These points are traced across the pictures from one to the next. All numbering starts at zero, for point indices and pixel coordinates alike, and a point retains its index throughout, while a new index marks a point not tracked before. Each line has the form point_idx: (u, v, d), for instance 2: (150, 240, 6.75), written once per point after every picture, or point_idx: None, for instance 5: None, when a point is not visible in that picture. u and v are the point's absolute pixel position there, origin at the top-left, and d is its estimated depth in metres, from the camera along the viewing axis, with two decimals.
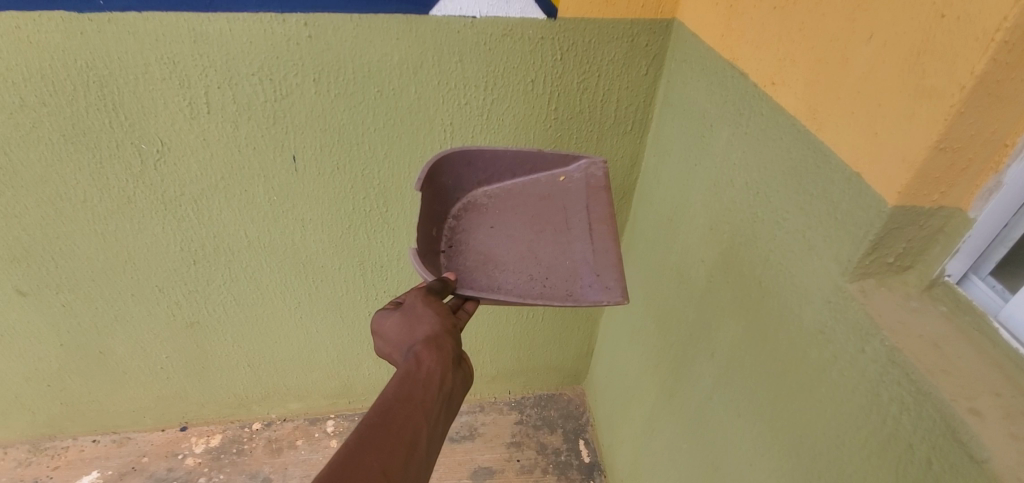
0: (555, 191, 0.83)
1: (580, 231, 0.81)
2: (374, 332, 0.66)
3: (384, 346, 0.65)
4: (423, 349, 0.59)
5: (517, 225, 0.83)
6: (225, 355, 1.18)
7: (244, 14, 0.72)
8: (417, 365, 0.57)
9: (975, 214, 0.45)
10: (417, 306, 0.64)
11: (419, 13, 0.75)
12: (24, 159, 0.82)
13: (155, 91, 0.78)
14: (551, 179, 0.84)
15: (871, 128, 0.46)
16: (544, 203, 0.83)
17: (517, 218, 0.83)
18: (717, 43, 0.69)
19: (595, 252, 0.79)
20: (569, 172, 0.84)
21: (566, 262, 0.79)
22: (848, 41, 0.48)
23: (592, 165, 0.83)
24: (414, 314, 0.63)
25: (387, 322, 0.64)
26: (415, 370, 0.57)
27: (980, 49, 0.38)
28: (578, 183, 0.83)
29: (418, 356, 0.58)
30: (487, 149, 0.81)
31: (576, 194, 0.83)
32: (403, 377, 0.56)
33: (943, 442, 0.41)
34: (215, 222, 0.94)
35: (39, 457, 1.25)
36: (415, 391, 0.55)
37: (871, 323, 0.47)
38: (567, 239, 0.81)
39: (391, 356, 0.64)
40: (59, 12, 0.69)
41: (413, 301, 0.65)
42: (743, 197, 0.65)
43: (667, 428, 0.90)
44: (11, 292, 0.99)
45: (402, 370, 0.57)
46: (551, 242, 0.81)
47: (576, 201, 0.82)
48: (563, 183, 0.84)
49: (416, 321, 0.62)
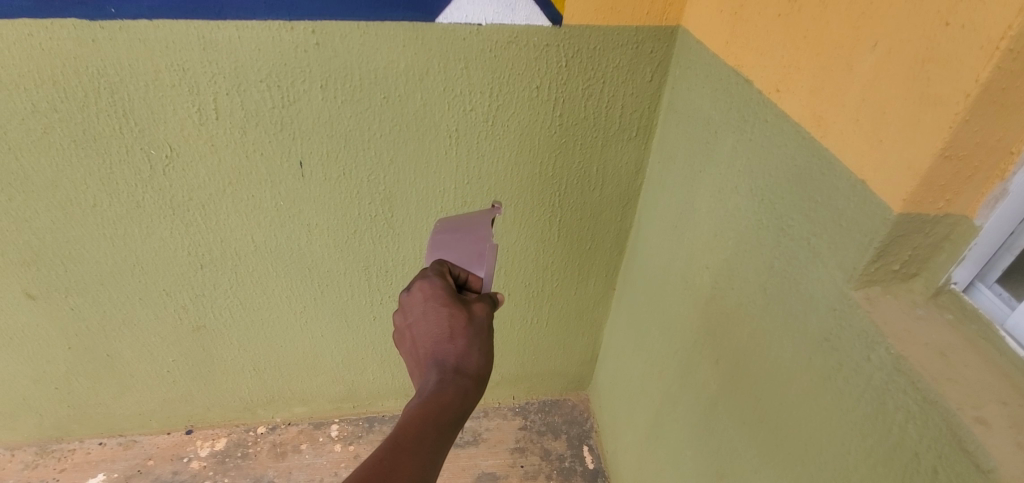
0: None
1: None
2: (424, 307, 0.62)
3: (417, 329, 0.62)
4: (472, 386, 0.57)
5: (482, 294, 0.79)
6: (230, 359, 1.18)
7: (253, 21, 0.73)
8: (462, 399, 0.55)
9: (981, 222, 0.44)
10: (480, 328, 0.62)
11: (425, 21, 0.76)
12: (35, 165, 0.83)
13: (164, 98, 0.79)
14: None
15: (875, 135, 0.47)
16: None
17: None
18: (721, 50, 0.69)
19: None
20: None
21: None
22: (853, 48, 0.48)
23: None
24: (477, 336, 0.60)
25: (447, 320, 0.61)
26: (459, 404, 0.55)
27: (985, 58, 0.38)
28: None
29: (467, 389, 0.56)
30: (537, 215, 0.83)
31: None
32: (446, 404, 0.54)
33: (950, 451, 0.41)
34: (222, 227, 0.95)
35: (46, 459, 1.25)
36: (449, 426, 0.53)
37: (876, 331, 0.47)
38: None
39: (421, 342, 0.61)
40: (71, 19, 0.70)
41: (480, 322, 0.63)
42: (748, 204, 0.65)
43: (672, 435, 0.90)
44: (20, 295, 1.00)
45: (448, 394, 0.55)
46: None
47: None
48: None
49: (478, 344, 0.60)
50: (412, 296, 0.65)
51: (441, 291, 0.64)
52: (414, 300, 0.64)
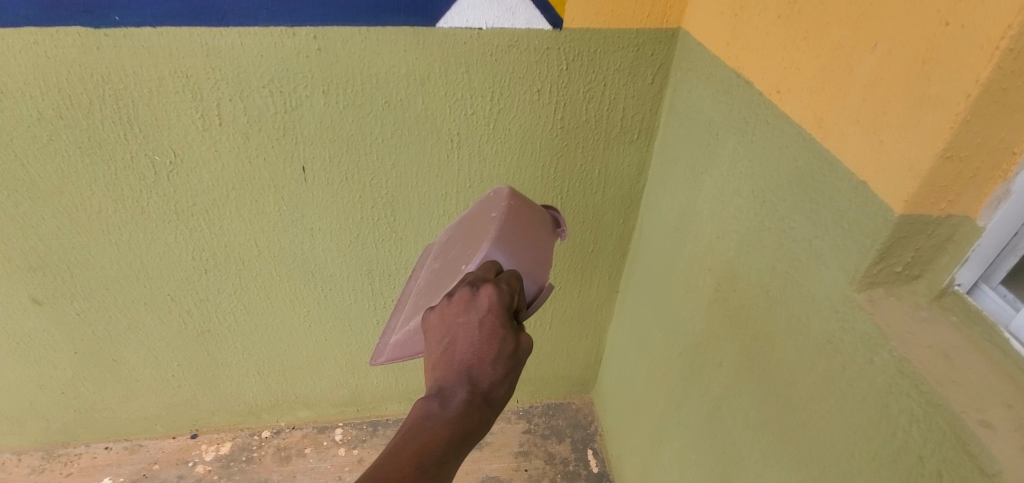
0: None
1: None
2: (483, 317, 0.59)
3: (459, 336, 0.59)
4: (493, 418, 0.57)
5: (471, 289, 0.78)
6: (235, 363, 1.19)
7: (256, 28, 0.74)
8: (480, 429, 0.55)
9: (984, 223, 0.44)
10: (519, 359, 0.60)
11: (426, 26, 0.76)
12: (41, 171, 0.84)
13: (168, 104, 0.79)
14: None
15: (877, 136, 0.46)
16: None
17: None
18: (721, 52, 0.69)
19: None
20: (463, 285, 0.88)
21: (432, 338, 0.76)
22: (853, 49, 0.48)
23: None
24: (516, 369, 0.59)
25: (498, 344, 0.58)
26: (477, 435, 0.55)
27: (985, 57, 0.38)
28: None
29: (487, 420, 0.56)
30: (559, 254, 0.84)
31: None
32: (467, 433, 0.53)
33: (954, 455, 0.40)
34: (226, 232, 0.95)
35: (53, 463, 1.26)
36: (462, 453, 0.53)
37: (878, 333, 0.47)
38: None
39: (461, 349, 0.59)
40: (76, 27, 0.71)
41: (524, 353, 0.61)
42: (750, 205, 0.65)
43: (676, 439, 0.89)
44: (27, 300, 1.01)
45: (473, 422, 0.54)
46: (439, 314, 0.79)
47: None
48: None
49: (513, 378, 0.58)
50: (476, 299, 0.61)
51: (504, 310, 0.61)
52: (476, 304, 0.61)
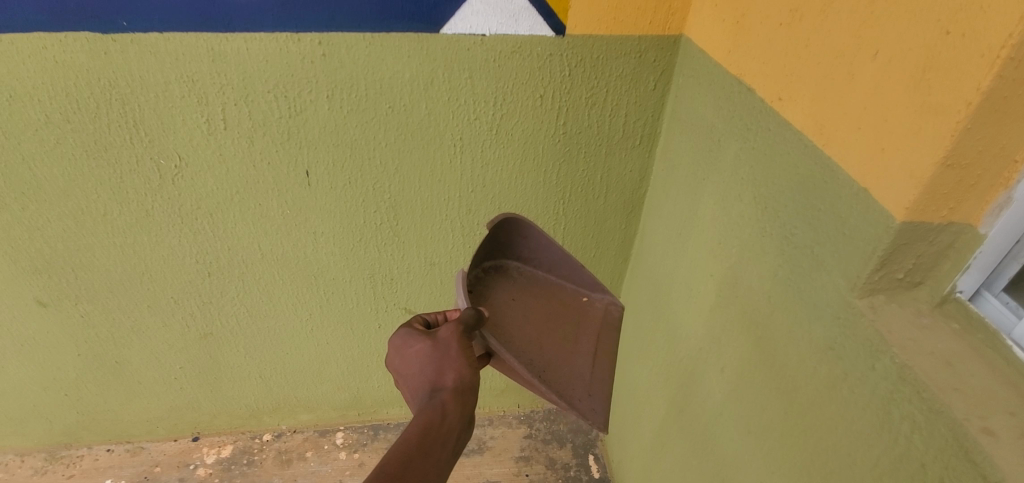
0: (575, 303, 0.85)
1: (585, 352, 0.81)
2: (397, 352, 0.67)
3: (399, 368, 0.66)
4: (448, 399, 0.59)
5: (536, 308, 0.82)
6: (237, 367, 1.19)
7: (261, 33, 0.74)
8: (441, 416, 0.58)
9: (986, 230, 0.44)
10: (449, 347, 0.64)
11: (429, 32, 0.77)
12: (46, 174, 0.85)
13: (174, 109, 0.80)
14: (575, 294, 0.86)
15: (878, 143, 0.47)
16: (562, 310, 0.83)
17: (539, 308, 0.82)
18: (723, 59, 0.70)
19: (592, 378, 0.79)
20: (592, 295, 0.86)
21: (566, 369, 0.77)
22: (854, 57, 0.49)
23: (612, 305, 0.85)
24: (446, 355, 0.63)
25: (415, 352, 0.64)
26: (439, 423, 0.58)
27: (985, 67, 0.38)
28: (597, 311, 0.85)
29: (443, 406, 0.59)
30: (542, 234, 0.82)
31: (592, 317, 0.84)
32: (425, 427, 0.57)
33: (956, 462, 0.40)
34: (230, 235, 0.95)
35: (55, 465, 1.26)
36: (435, 445, 0.56)
37: (881, 340, 0.47)
38: (575, 353, 0.80)
39: (407, 383, 0.65)
40: (84, 32, 0.72)
41: (445, 338, 0.65)
42: (751, 211, 0.65)
43: (678, 445, 0.89)
44: (32, 302, 1.01)
45: (426, 416, 0.58)
46: (576, 351, 0.80)
47: (591, 324, 0.84)
48: (585, 301, 0.85)
49: (446, 363, 0.62)
50: (389, 346, 0.68)
51: (407, 329, 0.68)
52: (389, 349, 0.68)
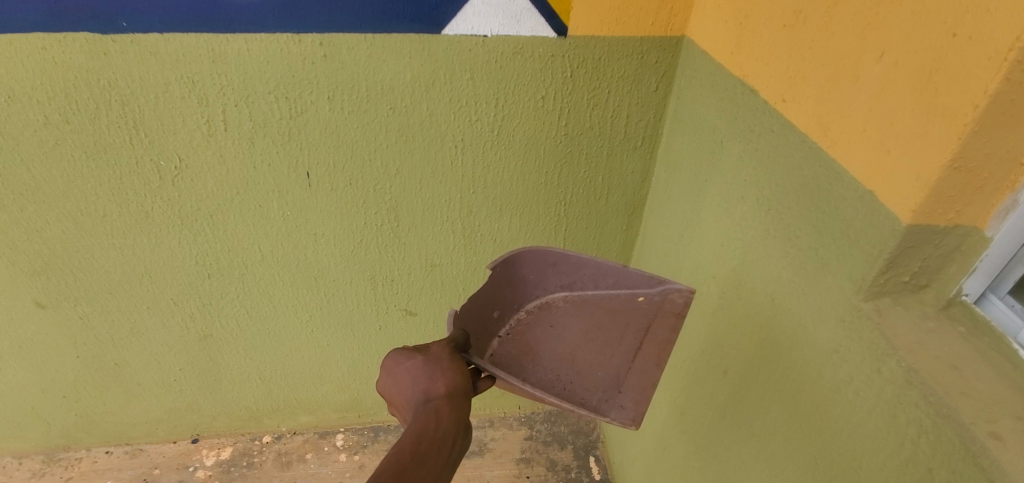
0: (627, 307, 0.78)
1: (628, 349, 0.76)
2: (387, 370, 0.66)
3: (389, 385, 0.65)
4: (441, 406, 0.60)
5: (576, 325, 0.81)
6: (237, 368, 1.18)
7: (262, 34, 0.74)
8: (434, 422, 0.58)
9: (992, 233, 0.44)
10: (440, 360, 0.65)
11: (431, 33, 0.76)
12: (46, 175, 0.84)
13: (174, 110, 0.80)
14: (630, 298, 0.78)
15: (884, 146, 0.46)
16: (608, 318, 0.80)
17: (582, 325, 0.81)
18: (726, 60, 0.70)
19: (631, 371, 0.75)
20: (649, 293, 0.76)
21: (599, 373, 0.76)
22: (859, 59, 0.48)
23: (676, 292, 0.72)
24: (436, 366, 0.64)
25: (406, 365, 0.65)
26: (433, 430, 0.57)
27: (992, 70, 0.38)
28: (655, 307, 0.75)
29: (437, 413, 0.59)
30: (571, 254, 0.80)
31: (646, 318, 0.76)
32: (419, 435, 0.56)
33: (964, 467, 0.40)
34: (230, 236, 0.95)
35: (53, 467, 1.26)
36: (431, 452, 0.55)
37: (886, 343, 0.47)
38: (614, 353, 0.77)
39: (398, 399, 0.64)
40: (84, 33, 0.72)
41: (435, 352, 0.66)
42: (755, 213, 0.65)
43: (680, 448, 0.89)
44: (31, 304, 1.01)
45: (421, 423, 0.57)
46: (615, 353, 0.77)
47: (642, 325, 0.76)
48: (641, 302, 0.77)
49: (439, 373, 0.63)
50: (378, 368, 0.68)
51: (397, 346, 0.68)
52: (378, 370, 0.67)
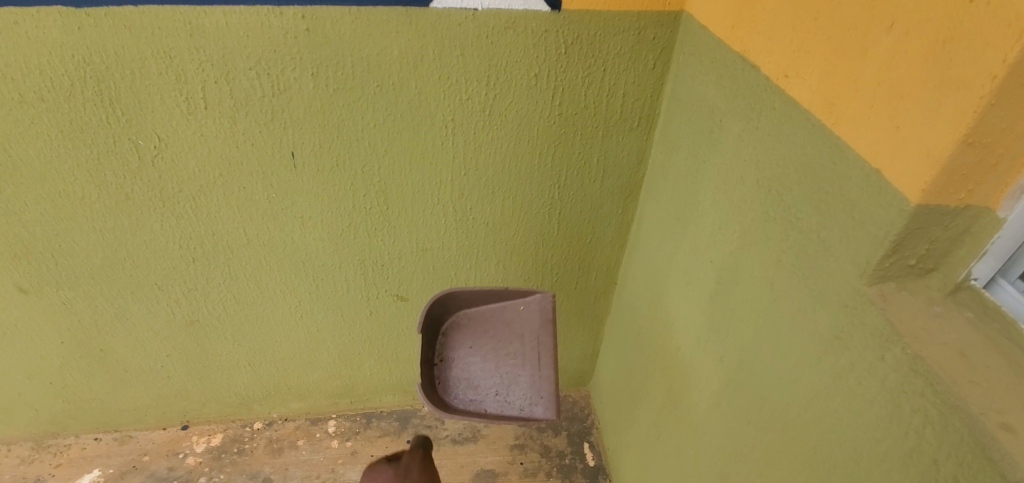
0: (515, 316, 0.97)
1: (531, 358, 0.94)
2: None
3: None
4: None
5: (480, 341, 0.97)
6: (226, 354, 1.16)
7: (241, 7, 0.71)
8: None
9: (1005, 214, 0.42)
10: None
11: (418, 6, 0.73)
12: (21, 155, 0.81)
13: (151, 87, 0.76)
14: (513, 307, 0.98)
15: (892, 122, 0.44)
16: (506, 331, 0.97)
17: (488, 342, 0.97)
18: (726, 35, 0.66)
19: (539, 380, 0.92)
20: (528, 301, 0.96)
21: (516, 390, 0.92)
22: (867, 30, 0.46)
23: (544, 298, 0.95)
24: None
25: None
26: None
27: (1012, 37, 0.35)
28: (535, 312, 0.95)
29: None
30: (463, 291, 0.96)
31: (530, 318, 0.96)
32: None
33: (971, 460, 0.38)
34: (214, 219, 0.92)
35: (41, 454, 1.24)
36: None
37: (891, 330, 0.44)
38: (521, 370, 0.94)
39: None
40: (54, 5, 0.68)
41: None
42: (754, 195, 0.62)
43: (675, 436, 0.87)
44: (11, 289, 0.98)
45: None
46: (526, 361, 0.94)
47: (530, 326, 0.95)
48: (523, 309, 0.97)
49: None
50: None
51: None
52: None
